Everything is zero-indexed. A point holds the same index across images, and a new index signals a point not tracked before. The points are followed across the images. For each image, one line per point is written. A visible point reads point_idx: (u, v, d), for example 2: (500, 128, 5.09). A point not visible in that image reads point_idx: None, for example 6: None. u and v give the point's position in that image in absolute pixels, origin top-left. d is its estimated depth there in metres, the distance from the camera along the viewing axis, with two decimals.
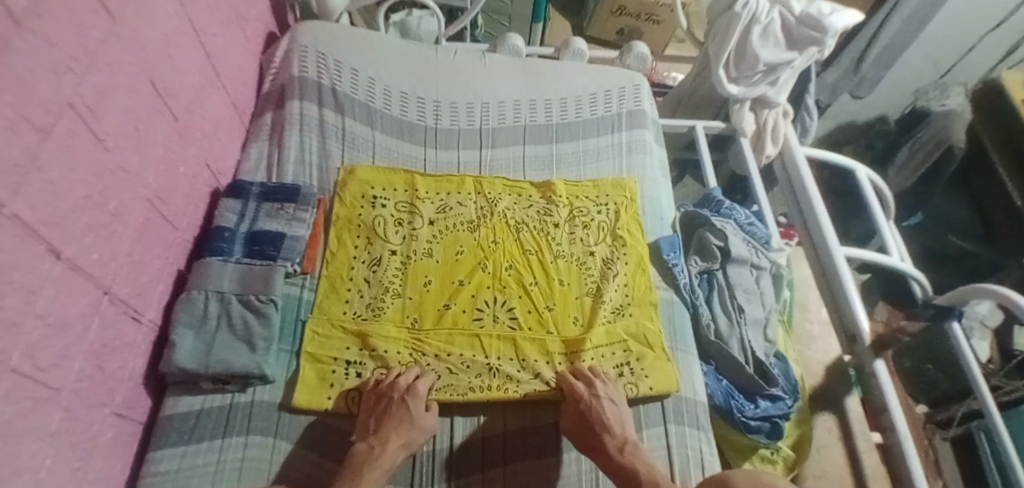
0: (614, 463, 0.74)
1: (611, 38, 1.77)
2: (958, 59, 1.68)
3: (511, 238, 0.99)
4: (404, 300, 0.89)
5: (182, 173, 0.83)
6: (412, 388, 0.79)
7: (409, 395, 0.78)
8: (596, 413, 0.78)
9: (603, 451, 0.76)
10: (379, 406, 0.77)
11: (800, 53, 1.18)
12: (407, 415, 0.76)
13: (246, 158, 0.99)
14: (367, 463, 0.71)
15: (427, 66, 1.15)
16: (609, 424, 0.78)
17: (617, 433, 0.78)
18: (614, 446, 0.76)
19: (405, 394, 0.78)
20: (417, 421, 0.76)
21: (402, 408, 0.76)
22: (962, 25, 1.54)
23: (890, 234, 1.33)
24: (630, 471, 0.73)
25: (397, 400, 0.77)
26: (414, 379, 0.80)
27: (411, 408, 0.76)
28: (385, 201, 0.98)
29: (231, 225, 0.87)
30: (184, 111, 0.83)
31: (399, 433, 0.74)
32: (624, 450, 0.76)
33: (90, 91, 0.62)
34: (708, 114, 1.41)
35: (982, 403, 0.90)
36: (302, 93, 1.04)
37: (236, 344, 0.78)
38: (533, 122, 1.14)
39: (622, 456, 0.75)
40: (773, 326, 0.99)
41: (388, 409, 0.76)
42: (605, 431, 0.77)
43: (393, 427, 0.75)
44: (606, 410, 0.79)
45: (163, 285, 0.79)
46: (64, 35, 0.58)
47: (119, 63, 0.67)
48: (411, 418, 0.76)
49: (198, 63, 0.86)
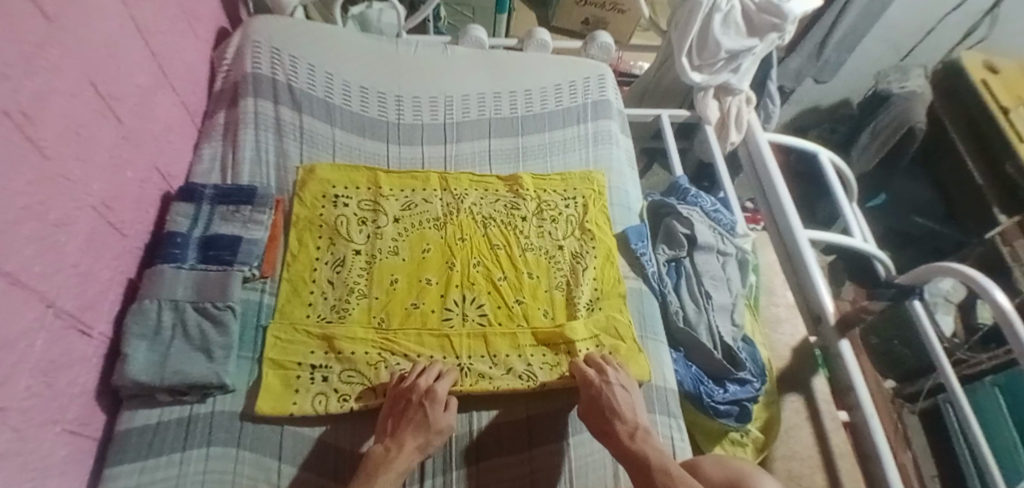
0: (626, 449, 0.75)
1: (577, 29, 1.76)
2: (916, 42, 1.70)
3: (479, 233, 0.98)
4: (370, 300, 0.87)
5: (130, 178, 0.79)
6: (431, 392, 0.77)
7: (428, 399, 0.76)
8: (608, 400, 0.78)
9: (614, 437, 0.76)
10: (398, 408, 0.76)
11: (761, 39, 1.19)
12: (424, 419, 0.74)
13: (199, 160, 0.95)
14: (381, 466, 0.71)
15: (388, 60, 1.12)
16: (620, 410, 0.78)
17: (628, 419, 0.78)
18: (625, 432, 0.76)
19: (423, 397, 0.76)
20: (434, 423, 0.75)
21: (420, 413, 0.75)
22: (920, 9, 1.58)
23: (852, 216, 1.35)
24: (640, 458, 0.73)
25: (415, 403, 0.75)
26: (433, 380, 0.79)
27: (428, 410, 0.75)
28: (348, 200, 0.96)
29: (184, 230, 0.84)
30: (130, 114, 0.79)
31: (416, 435, 0.73)
32: (635, 436, 0.76)
33: (27, 95, 0.58)
34: (673, 103, 1.41)
35: (945, 378, 0.91)
36: (256, 91, 1.00)
37: (193, 354, 0.75)
38: (498, 116, 1.13)
39: (633, 442, 0.75)
40: (740, 311, 1.00)
41: (406, 412, 0.75)
42: (616, 417, 0.77)
43: (409, 431, 0.74)
44: (618, 396, 0.79)
45: (113, 295, 0.76)
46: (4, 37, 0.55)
47: (59, 66, 0.64)
48: (430, 420, 0.75)
49: (144, 62, 0.82)
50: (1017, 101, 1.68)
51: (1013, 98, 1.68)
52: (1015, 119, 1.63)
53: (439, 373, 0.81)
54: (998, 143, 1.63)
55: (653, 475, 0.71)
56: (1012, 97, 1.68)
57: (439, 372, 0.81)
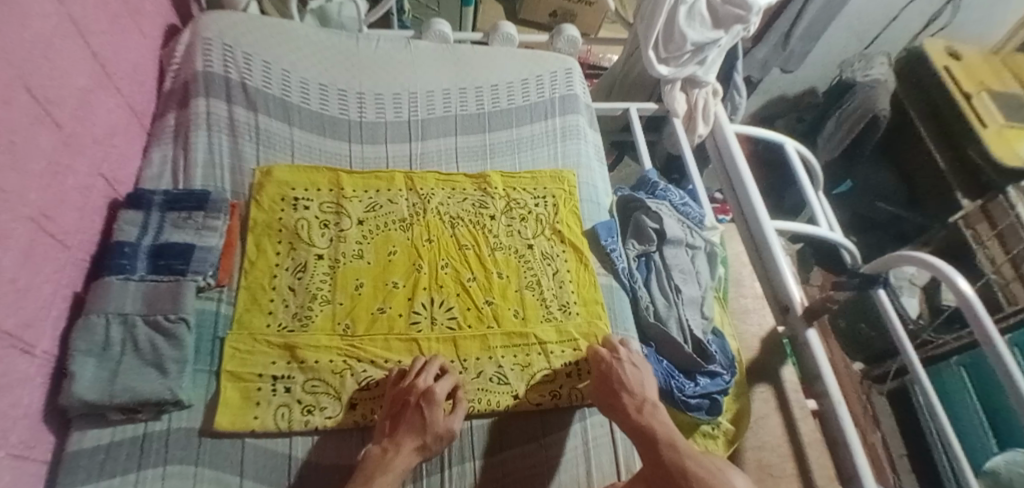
0: (633, 422, 0.76)
1: (545, 21, 1.74)
2: (880, 31, 1.73)
3: (446, 234, 0.96)
4: (335, 306, 0.85)
5: (70, 186, 0.74)
6: (430, 393, 0.75)
7: (428, 400, 0.74)
8: (616, 372, 0.81)
9: (622, 410, 0.78)
10: (396, 407, 0.75)
11: (726, 31, 1.19)
12: (423, 420, 0.73)
13: (148, 164, 0.90)
14: (379, 468, 0.69)
15: (348, 56, 1.08)
16: (628, 384, 0.80)
17: (635, 393, 0.79)
18: (632, 406, 0.78)
19: (423, 397, 0.75)
20: (433, 424, 0.74)
21: (417, 413, 0.74)
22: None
23: (818, 206, 1.37)
24: (646, 429, 0.75)
25: (414, 403, 0.74)
26: (433, 380, 0.78)
27: (428, 413, 0.74)
28: (308, 202, 0.93)
29: (133, 239, 0.80)
30: (69, 119, 0.74)
31: (414, 437, 0.72)
32: (642, 410, 0.77)
33: None
34: (640, 96, 1.41)
35: (906, 357, 0.93)
36: (208, 90, 0.96)
37: (144, 369, 0.72)
38: (464, 112, 1.10)
39: (640, 415, 0.77)
40: (710, 303, 1.00)
41: (405, 413, 0.74)
42: (624, 390, 0.79)
43: (407, 432, 0.73)
44: (625, 370, 0.81)
45: (57, 311, 0.71)
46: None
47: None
48: (430, 420, 0.74)
49: (83, 62, 0.77)
50: (979, 87, 1.73)
51: (975, 84, 1.73)
52: (978, 104, 1.68)
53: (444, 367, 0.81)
54: (959, 129, 1.69)
55: (660, 448, 0.72)
56: (974, 83, 1.73)
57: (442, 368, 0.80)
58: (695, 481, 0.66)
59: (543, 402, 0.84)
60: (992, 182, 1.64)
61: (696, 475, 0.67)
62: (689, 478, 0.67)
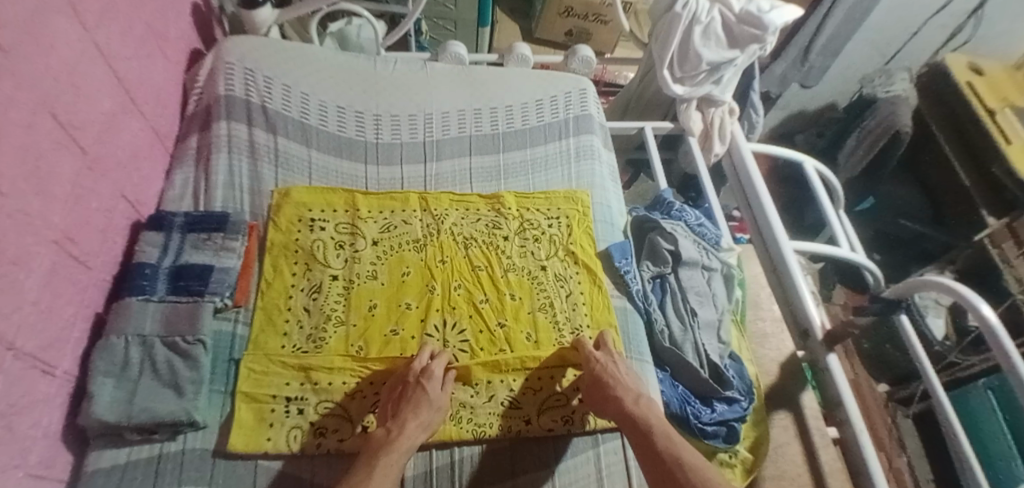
0: (629, 412, 0.78)
1: (560, 40, 1.75)
2: (900, 46, 1.70)
3: (460, 254, 0.96)
4: (348, 327, 0.85)
5: (93, 208, 0.76)
6: (427, 371, 0.78)
7: (425, 377, 0.78)
8: (609, 371, 0.82)
9: (615, 402, 0.79)
10: (397, 392, 0.78)
11: (742, 50, 1.19)
12: (424, 396, 0.76)
13: (170, 186, 0.93)
14: (384, 447, 0.71)
15: (365, 78, 1.10)
16: (620, 378, 0.81)
17: (628, 386, 0.80)
18: (628, 398, 0.79)
19: (420, 377, 0.78)
20: (432, 400, 0.76)
21: (418, 391, 0.76)
22: (902, 15, 1.58)
23: (839, 225, 1.35)
24: (642, 423, 0.76)
25: (414, 383, 0.77)
26: (429, 360, 0.81)
27: (425, 387, 0.76)
28: (324, 223, 0.94)
29: (153, 260, 0.81)
30: (93, 143, 0.76)
31: (416, 413, 0.74)
32: (638, 402, 0.79)
33: None
34: (656, 115, 1.40)
35: (928, 384, 0.90)
36: (229, 113, 0.98)
37: (162, 390, 0.73)
38: (478, 132, 1.11)
39: (636, 406, 0.78)
40: (727, 327, 0.99)
41: (404, 393, 0.77)
42: (617, 385, 0.80)
43: (407, 409, 0.74)
44: (614, 369, 0.82)
45: (78, 332, 0.73)
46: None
47: (14, 99, 0.61)
48: (429, 396, 0.76)
49: (107, 88, 0.80)
50: (1003, 103, 1.69)
51: (998, 100, 1.69)
52: (1001, 120, 1.65)
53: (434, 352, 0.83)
54: (984, 146, 1.65)
55: (655, 438, 0.75)
56: (997, 98, 1.69)
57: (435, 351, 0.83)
58: (690, 471, 0.70)
59: (555, 427, 0.83)
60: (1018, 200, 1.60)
61: (689, 460, 0.71)
62: (683, 466, 0.71)
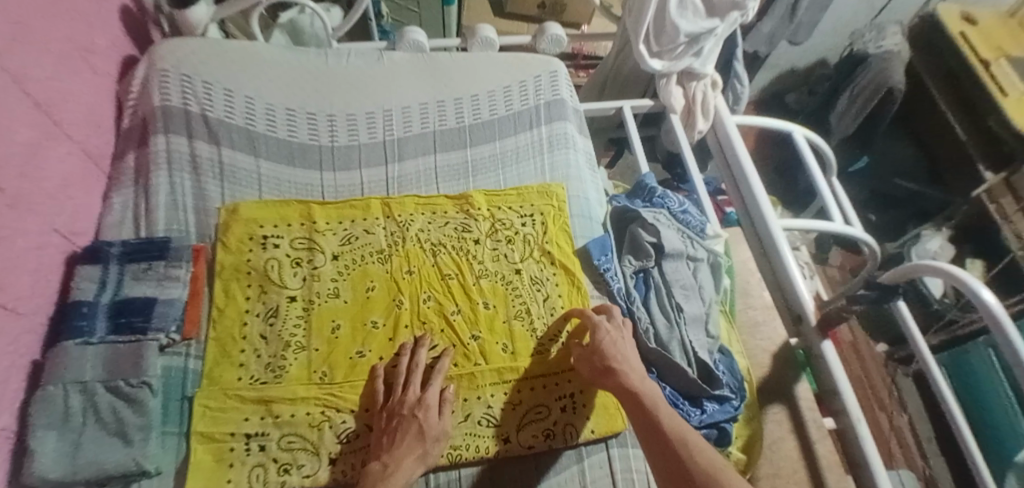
0: (627, 389, 0.73)
1: (533, 13, 1.65)
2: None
3: (428, 263, 0.90)
4: (310, 353, 0.80)
5: (21, 248, 0.69)
6: (422, 399, 0.73)
7: (420, 408, 0.73)
8: (614, 345, 0.77)
9: (618, 376, 0.74)
10: (391, 424, 0.73)
11: (722, 20, 1.10)
12: (421, 429, 0.71)
13: (109, 211, 0.86)
14: (379, 483, 0.66)
15: (317, 77, 1.02)
16: (624, 356, 0.76)
17: (633, 367, 0.75)
18: (633, 377, 0.74)
19: (414, 408, 0.73)
20: (428, 431, 0.71)
21: (414, 424, 0.71)
22: None
23: (830, 196, 1.28)
24: (645, 397, 0.71)
25: (408, 416, 0.72)
26: (422, 391, 0.76)
27: (421, 420, 0.71)
28: (278, 239, 0.87)
29: (91, 297, 0.75)
30: (14, 176, 0.69)
31: (412, 447, 0.69)
32: (643, 381, 0.74)
33: None
34: (635, 92, 1.32)
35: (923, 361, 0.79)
36: (168, 125, 0.91)
37: (108, 439, 0.68)
38: (443, 126, 1.04)
39: (640, 384, 0.73)
40: (715, 320, 0.93)
41: (399, 426, 0.72)
42: (620, 362, 0.75)
43: (403, 443, 0.70)
44: (618, 344, 0.78)
45: (14, 384, 0.68)
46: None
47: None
48: (425, 433, 0.70)
49: (26, 112, 0.72)
50: (998, 53, 1.59)
51: (993, 51, 1.59)
52: (998, 73, 1.54)
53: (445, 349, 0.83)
54: (980, 100, 1.56)
55: (659, 415, 0.69)
56: (991, 48, 1.59)
57: (432, 372, 0.78)
58: (694, 450, 0.64)
59: (535, 444, 0.79)
60: (1016, 153, 1.52)
61: (695, 441, 0.66)
62: (687, 445, 0.65)
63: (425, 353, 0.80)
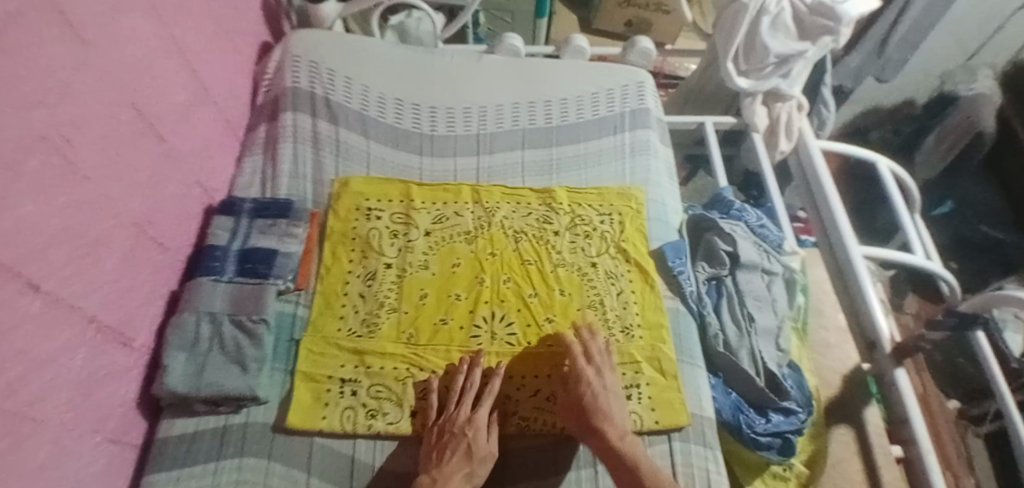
0: (612, 449, 0.74)
1: (619, 31, 1.71)
2: (984, 41, 1.59)
3: (509, 248, 0.97)
4: (400, 315, 0.88)
5: (169, 195, 0.81)
6: (472, 420, 0.77)
7: (470, 427, 0.76)
8: (597, 401, 0.78)
9: (602, 436, 0.76)
10: (442, 440, 0.76)
11: (813, 43, 1.12)
12: (469, 448, 0.74)
13: (239, 173, 0.98)
14: None
15: (423, 72, 1.12)
16: (605, 411, 0.78)
17: (618, 424, 0.77)
18: (614, 435, 0.76)
19: (465, 427, 0.77)
20: (476, 451, 0.75)
21: (463, 442, 0.75)
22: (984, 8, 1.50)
23: (914, 231, 1.26)
24: (627, 458, 0.73)
25: (458, 435, 0.76)
26: (472, 410, 0.79)
27: (470, 439, 0.75)
28: (380, 212, 0.97)
29: (224, 243, 0.87)
30: (170, 132, 0.81)
31: (460, 465, 0.73)
32: (624, 438, 0.76)
33: (64, 121, 0.60)
34: (717, 109, 1.35)
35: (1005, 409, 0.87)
36: (295, 104, 1.02)
37: (229, 366, 0.77)
38: (532, 125, 1.11)
39: (622, 443, 0.75)
40: (786, 335, 0.95)
41: (450, 442, 0.75)
42: (603, 418, 0.77)
43: (451, 460, 0.73)
44: (597, 398, 0.79)
45: (155, 308, 0.79)
46: (31, 68, 0.55)
47: (94, 90, 0.65)
48: (473, 453, 0.74)
49: (184, 81, 0.84)
50: None
51: None
52: None
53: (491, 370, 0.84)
54: None
55: (643, 478, 0.71)
56: None
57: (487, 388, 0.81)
58: None
59: None
60: None
61: None
62: None
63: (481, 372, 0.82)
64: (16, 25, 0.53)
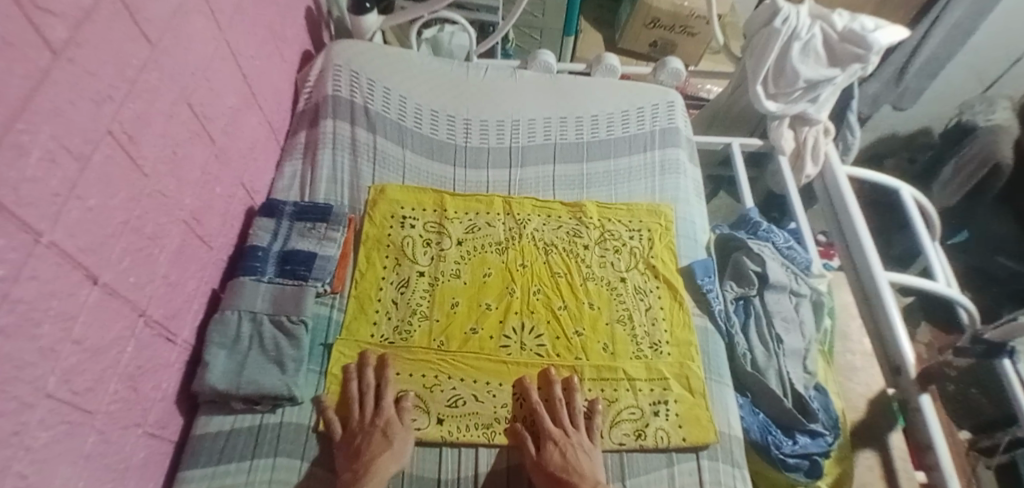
0: None
1: (644, 51, 1.73)
2: (1001, 73, 1.62)
3: (540, 260, 0.98)
4: (431, 322, 0.89)
5: (216, 194, 0.83)
6: (379, 411, 0.79)
7: (378, 419, 0.77)
8: (573, 461, 0.77)
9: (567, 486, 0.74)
10: (353, 440, 0.76)
11: (843, 70, 1.13)
12: (385, 436, 0.76)
13: (280, 177, 1.00)
14: None
15: (457, 85, 1.14)
16: (572, 468, 0.76)
17: (586, 476, 0.76)
18: None
19: (373, 419, 0.77)
20: (393, 432, 0.76)
21: (378, 433, 0.76)
22: (1008, 37, 1.53)
23: (936, 256, 1.26)
24: None
25: (368, 428, 0.76)
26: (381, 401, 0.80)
27: (383, 426, 0.77)
28: (414, 221, 0.99)
29: (264, 244, 0.89)
30: (220, 133, 0.83)
31: (382, 447, 0.74)
32: None
33: (129, 118, 0.62)
34: (743, 130, 1.37)
35: None
36: (336, 112, 1.05)
37: (267, 365, 0.79)
38: (563, 140, 1.12)
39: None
40: (813, 357, 0.95)
41: (362, 438, 0.75)
42: (574, 472, 0.75)
43: (371, 445, 0.74)
44: (566, 454, 0.77)
45: (197, 305, 0.80)
46: (105, 65, 0.57)
47: (157, 88, 0.67)
48: (392, 435, 0.76)
49: (234, 84, 0.87)
50: None
51: None
52: None
53: (379, 360, 0.83)
54: None
55: None
56: None
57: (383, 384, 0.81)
58: None
59: (627, 441, 0.83)
60: None
61: None
62: None
63: (373, 373, 0.82)
64: (92, 22, 0.55)
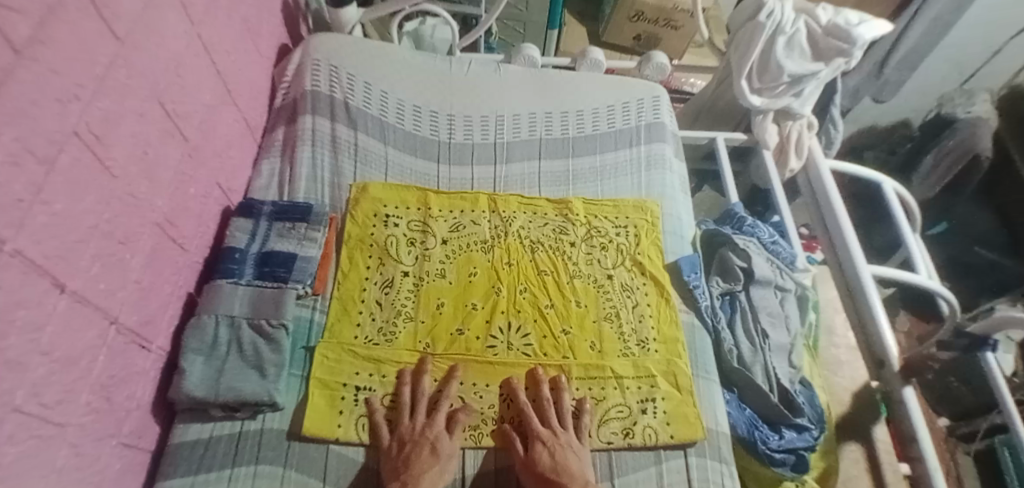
0: None
1: (628, 44, 1.72)
2: (981, 64, 1.64)
3: (526, 258, 0.97)
4: (416, 323, 0.87)
5: (191, 195, 0.80)
6: (429, 422, 0.77)
7: (429, 430, 0.76)
8: (563, 460, 0.76)
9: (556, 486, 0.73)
10: (402, 451, 0.75)
11: (827, 64, 1.13)
12: (433, 450, 0.74)
13: (257, 175, 0.98)
14: None
15: (440, 80, 1.12)
16: (561, 469, 0.75)
17: (575, 476, 0.75)
18: None
19: (424, 430, 0.76)
20: (441, 449, 0.75)
21: (426, 446, 0.74)
22: (986, 31, 1.55)
23: (916, 247, 1.27)
24: None
25: (420, 440, 0.75)
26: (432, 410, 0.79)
27: (432, 440, 0.75)
28: (398, 220, 0.97)
29: (242, 245, 0.86)
30: (194, 132, 0.80)
31: (429, 464, 0.73)
32: None
33: (97, 118, 0.59)
34: (728, 124, 1.37)
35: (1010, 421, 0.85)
36: (315, 108, 1.02)
37: (247, 370, 0.77)
38: (549, 136, 1.11)
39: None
40: (799, 351, 0.96)
41: (411, 450, 0.74)
42: (563, 472, 0.74)
43: (419, 461, 0.73)
44: (556, 455, 0.76)
45: (172, 310, 0.77)
46: (71, 63, 0.54)
47: (127, 86, 0.64)
48: (440, 450, 0.75)
49: (209, 81, 0.84)
50: None
51: None
52: None
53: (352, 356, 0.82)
54: None
55: None
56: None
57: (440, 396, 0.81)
58: None
59: (614, 439, 0.82)
60: None
61: None
62: None
63: (410, 384, 0.81)
64: (56, 19, 0.52)
